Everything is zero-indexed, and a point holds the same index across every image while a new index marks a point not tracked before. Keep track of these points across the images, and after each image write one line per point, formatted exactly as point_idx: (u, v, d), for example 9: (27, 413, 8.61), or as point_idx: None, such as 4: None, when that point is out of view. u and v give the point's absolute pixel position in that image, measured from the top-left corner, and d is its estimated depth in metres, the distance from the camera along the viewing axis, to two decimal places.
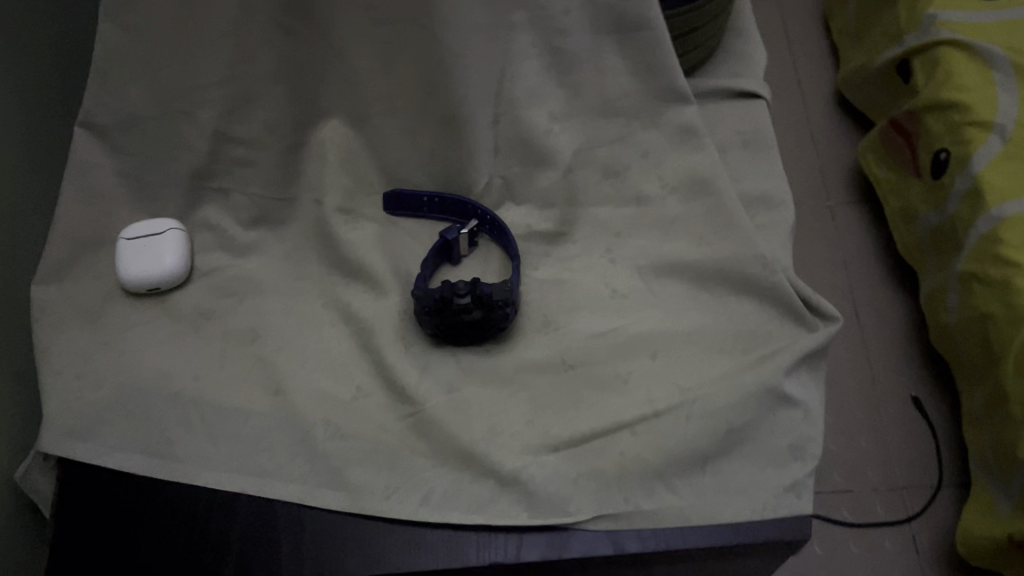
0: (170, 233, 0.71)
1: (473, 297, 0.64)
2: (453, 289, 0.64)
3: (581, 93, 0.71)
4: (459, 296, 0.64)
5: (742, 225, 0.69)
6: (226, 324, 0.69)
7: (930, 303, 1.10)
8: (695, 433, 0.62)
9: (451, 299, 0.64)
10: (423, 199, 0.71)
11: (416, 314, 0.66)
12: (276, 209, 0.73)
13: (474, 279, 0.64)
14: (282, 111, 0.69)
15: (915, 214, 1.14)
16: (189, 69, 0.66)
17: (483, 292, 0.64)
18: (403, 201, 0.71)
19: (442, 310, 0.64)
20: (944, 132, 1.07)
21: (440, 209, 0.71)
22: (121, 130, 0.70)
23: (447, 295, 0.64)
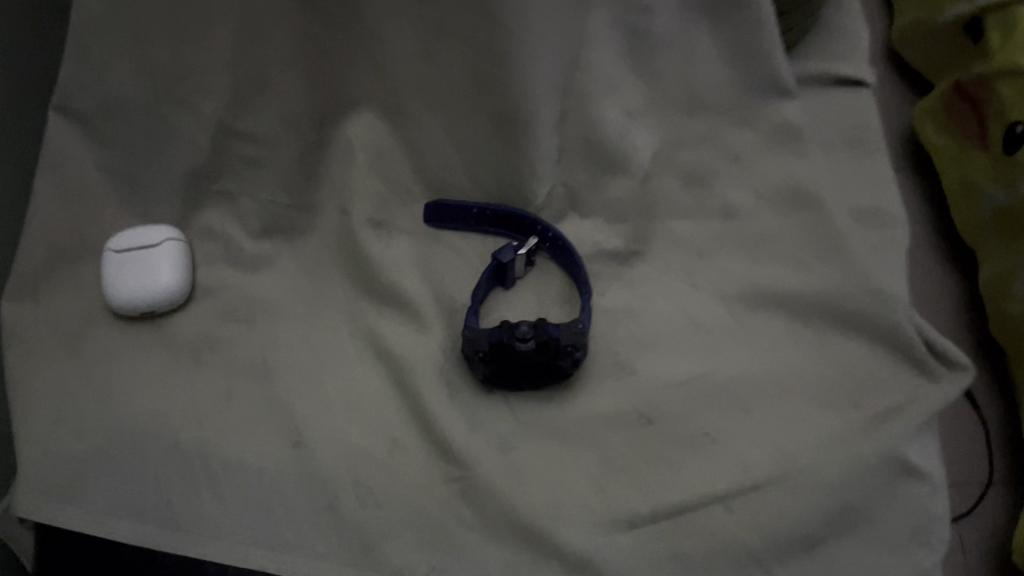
0: (167, 243, 0.59)
1: (536, 340, 0.53)
2: (511, 331, 0.53)
3: (663, 82, 0.59)
4: (519, 340, 0.52)
5: (853, 251, 0.58)
6: (234, 355, 0.58)
7: (992, 294, 0.81)
8: (804, 510, 0.51)
9: (510, 343, 0.52)
10: (472, 211, 0.59)
11: (465, 359, 0.54)
12: (293, 216, 0.61)
13: (540, 319, 0.53)
14: (300, 100, 0.57)
15: (975, 189, 0.84)
16: (186, 48, 0.54)
17: (549, 336, 0.53)
18: (447, 213, 0.59)
19: (498, 356, 0.53)
20: (1015, 99, 0.78)
21: (491, 220, 0.60)
22: (106, 117, 0.57)
23: (505, 338, 0.53)
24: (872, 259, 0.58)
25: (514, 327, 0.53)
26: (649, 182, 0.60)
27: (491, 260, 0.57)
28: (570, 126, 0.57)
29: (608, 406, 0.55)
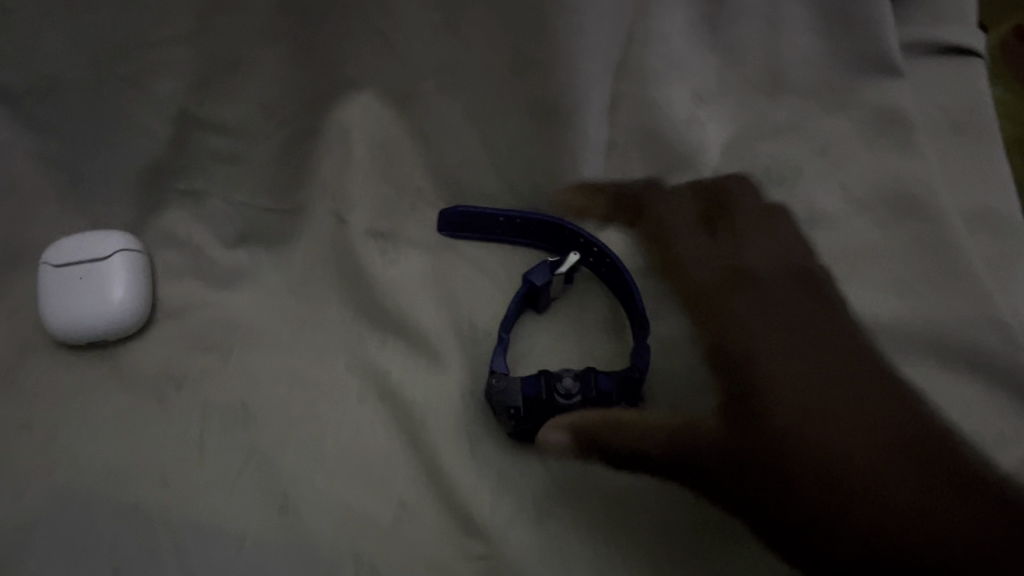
0: (121, 253, 0.48)
1: (581, 396, 0.44)
2: (551, 386, 0.44)
3: (742, 62, 0.49)
4: (558, 396, 0.44)
5: (975, 274, 0.46)
6: (205, 394, 0.47)
7: None
8: None
9: (550, 398, 0.44)
10: (498, 220, 0.50)
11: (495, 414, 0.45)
12: (275, 221, 0.50)
13: (588, 369, 0.44)
14: (283, 85, 0.45)
15: None
16: (134, 14, 0.42)
17: (598, 391, 0.44)
18: (468, 221, 0.50)
19: (536, 413, 0.44)
20: None
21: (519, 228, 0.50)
22: (37, 99, 0.45)
23: (543, 393, 0.44)
24: (999, 282, 0.46)
25: (553, 379, 0.44)
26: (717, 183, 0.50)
27: (522, 281, 0.48)
28: (622, 112, 0.48)
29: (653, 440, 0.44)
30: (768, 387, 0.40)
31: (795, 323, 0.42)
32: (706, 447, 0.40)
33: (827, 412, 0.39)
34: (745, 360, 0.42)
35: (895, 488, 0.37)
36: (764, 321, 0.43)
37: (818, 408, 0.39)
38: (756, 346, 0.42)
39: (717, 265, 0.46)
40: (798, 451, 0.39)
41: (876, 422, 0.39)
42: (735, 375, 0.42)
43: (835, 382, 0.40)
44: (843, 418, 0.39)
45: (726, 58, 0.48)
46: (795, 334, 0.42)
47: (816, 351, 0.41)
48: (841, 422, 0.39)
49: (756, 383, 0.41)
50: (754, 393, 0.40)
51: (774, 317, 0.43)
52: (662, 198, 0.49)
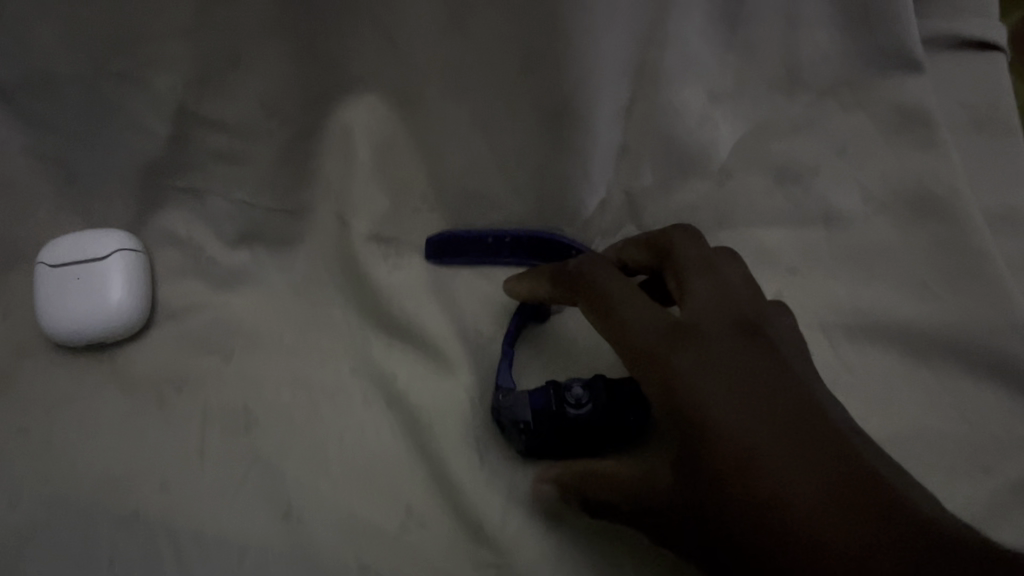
0: (121, 253, 0.46)
1: (593, 406, 0.42)
2: (561, 398, 0.42)
3: (758, 60, 0.47)
4: (570, 408, 0.42)
5: (996, 277, 0.45)
6: (206, 399, 0.46)
7: None
8: None
9: (561, 410, 0.42)
10: (487, 240, 0.49)
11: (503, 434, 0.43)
12: (276, 221, 0.49)
13: (597, 377, 0.43)
14: (286, 84, 0.44)
15: None
16: (131, 8, 0.41)
17: (610, 398, 0.42)
18: (457, 244, 0.49)
19: (548, 427, 0.42)
20: None
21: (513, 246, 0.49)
22: (31, 95, 0.44)
23: (553, 405, 0.42)
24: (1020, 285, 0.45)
25: (560, 390, 0.43)
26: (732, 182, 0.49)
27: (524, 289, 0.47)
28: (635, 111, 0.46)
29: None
30: (714, 450, 0.34)
31: (747, 378, 0.35)
32: (664, 507, 0.37)
33: (786, 482, 0.32)
34: (695, 423, 0.35)
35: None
36: (713, 378, 0.35)
37: (766, 480, 0.32)
38: (696, 401, 0.35)
39: (651, 315, 0.38)
40: (761, 529, 0.32)
41: (831, 481, 0.32)
42: (684, 442, 0.35)
43: (784, 440, 0.33)
44: (793, 482, 0.32)
45: (743, 56, 0.47)
46: (745, 389, 0.35)
47: (757, 406, 0.34)
48: (801, 491, 0.32)
49: (703, 450, 0.34)
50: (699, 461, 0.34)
51: (725, 375, 0.35)
52: (590, 260, 0.42)
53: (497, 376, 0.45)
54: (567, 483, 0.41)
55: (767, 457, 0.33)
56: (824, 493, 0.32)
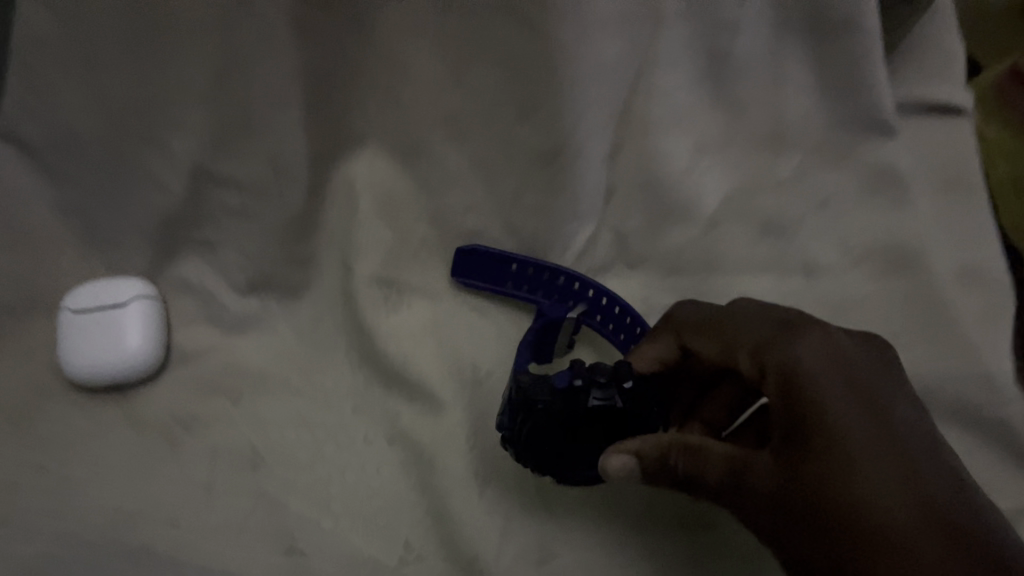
0: (141, 300, 0.49)
1: (617, 404, 0.41)
2: (589, 381, 0.41)
3: (741, 119, 0.51)
4: (591, 396, 0.41)
5: (961, 327, 0.48)
6: (215, 439, 0.48)
7: None
8: None
9: (583, 390, 0.41)
10: (510, 266, 0.51)
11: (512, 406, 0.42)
12: (284, 271, 0.52)
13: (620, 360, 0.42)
14: (297, 142, 0.47)
15: None
16: (155, 77, 0.44)
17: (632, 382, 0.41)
18: (474, 264, 0.51)
19: (566, 410, 0.41)
20: None
21: (526, 281, 0.52)
22: (60, 153, 0.47)
23: (576, 386, 0.41)
24: (982, 336, 0.48)
25: (591, 373, 0.42)
26: (716, 231, 0.52)
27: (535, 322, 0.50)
28: (624, 167, 0.50)
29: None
30: (829, 443, 0.35)
31: (868, 392, 0.37)
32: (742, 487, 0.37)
33: (891, 479, 0.34)
34: (813, 406, 0.36)
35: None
36: (836, 380, 0.37)
37: (873, 470, 0.34)
38: (818, 396, 0.36)
39: (767, 320, 0.41)
40: (842, 509, 0.34)
41: (933, 491, 0.34)
42: (791, 421, 0.37)
43: (892, 448, 0.35)
44: (893, 494, 0.34)
45: (728, 115, 0.50)
46: (867, 397, 0.37)
47: (877, 411, 0.36)
48: (902, 492, 0.34)
49: (813, 434, 0.36)
50: (805, 439, 0.36)
51: (846, 382, 0.37)
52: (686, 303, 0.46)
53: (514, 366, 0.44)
54: (650, 465, 0.39)
55: (874, 464, 0.35)
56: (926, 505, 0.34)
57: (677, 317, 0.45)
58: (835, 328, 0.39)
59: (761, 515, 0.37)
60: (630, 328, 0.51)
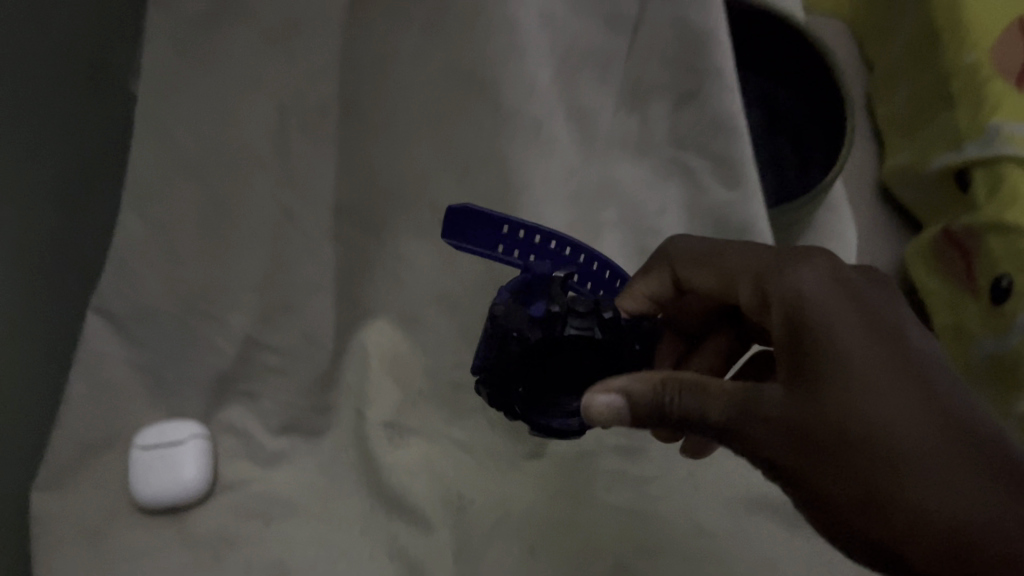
0: (196, 438, 0.62)
1: (593, 330, 0.49)
2: (567, 313, 0.49)
3: None
4: (570, 325, 0.49)
5: None
6: (251, 556, 0.60)
7: None
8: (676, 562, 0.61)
9: (558, 322, 0.49)
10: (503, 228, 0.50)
11: (499, 346, 0.50)
12: (310, 416, 0.65)
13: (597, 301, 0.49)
14: (326, 316, 0.62)
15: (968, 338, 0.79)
16: (220, 268, 0.59)
17: (605, 316, 0.49)
18: (468, 223, 0.50)
19: (542, 340, 0.49)
20: (1005, 256, 0.74)
21: (517, 246, 0.51)
22: (139, 324, 0.60)
23: (551, 320, 0.49)
24: None
25: (569, 304, 0.49)
26: None
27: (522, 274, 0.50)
28: None
29: (563, 571, 0.60)
30: (851, 377, 0.39)
31: (881, 319, 0.41)
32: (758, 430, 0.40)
33: (906, 403, 0.38)
34: (824, 342, 0.40)
35: (957, 495, 0.36)
36: (848, 311, 0.40)
37: (893, 404, 0.38)
38: (832, 334, 0.40)
39: (768, 258, 0.46)
40: (869, 445, 0.38)
41: (951, 416, 0.38)
42: (801, 358, 0.40)
43: (910, 376, 0.39)
44: (911, 424, 0.38)
45: None
46: (878, 326, 0.40)
47: (884, 338, 0.40)
48: (912, 421, 0.38)
49: (831, 368, 0.39)
50: (819, 371, 0.39)
51: (860, 312, 0.41)
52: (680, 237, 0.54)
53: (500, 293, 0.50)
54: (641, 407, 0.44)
55: (898, 395, 0.38)
56: (946, 430, 0.38)
57: (670, 254, 0.54)
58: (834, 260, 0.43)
59: (773, 448, 0.40)
60: (611, 283, 0.57)
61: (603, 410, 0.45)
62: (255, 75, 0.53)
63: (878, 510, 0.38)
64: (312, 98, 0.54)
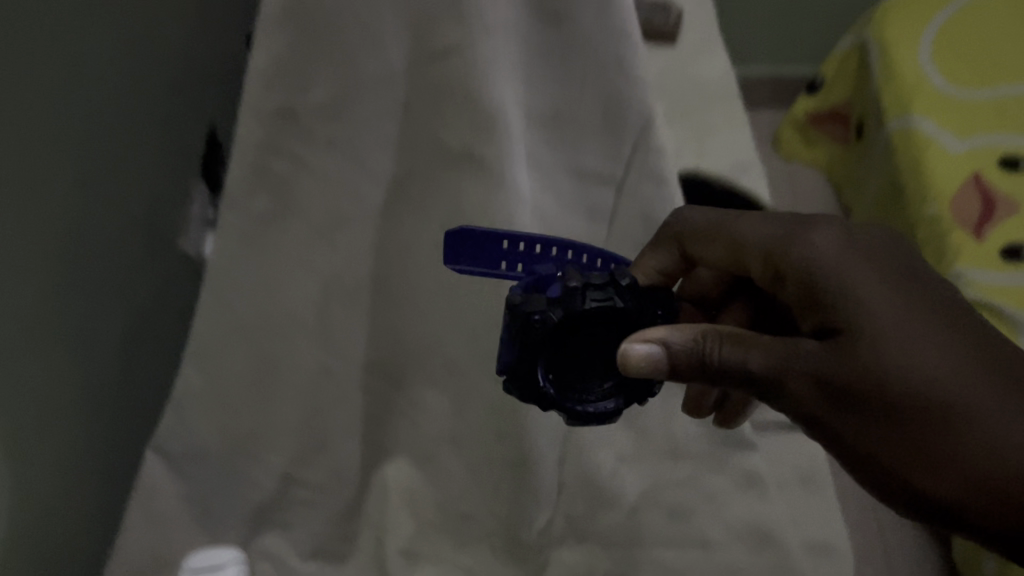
0: (235, 562, 0.72)
1: (613, 300, 0.51)
2: (585, 287, 0.50)
3: (651, 436, 0.74)
4: (590, 298, 0.50)
5: None
6: None
7: None
8: None
9: (577, 295, 0.50)
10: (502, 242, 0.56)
11: (518, 334, 0.50)
12: (335, 543, 0.75)
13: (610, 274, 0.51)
14: (353, 455, 0.73)
15: None
16: (263, 415, 0.69)
17: (622, 280, 0.51)
18: (469, 242, 0.56)
19: (567, 320, 0.50)
20: None
21: (519, 261, 0.56)
22: (190, 461, 0.70)
23: (568, 296, 0.50)
24: None
25: (585, 280, 0.51)
26: (636, 515, 0.74)
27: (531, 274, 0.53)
28: (569, 469, 0.73)
29: None
30: (885, 329, 0.52)
31: (889, 275, 0.55)
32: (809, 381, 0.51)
33: (926, 347, 0.52)
34: (858, 304, 0.53)
35: (982, 408, 0.52)
36: (868, 275, 0.54)
37: (921, 347, 0.52)
38: (861, 297, 0.53)
39: (773, 234, 0.59)
40: (910, 383, 0.51)
41: (957, 348, 0.53)
42: (843, 319, 0.53)
43: (923, 322, 0.53)
44: (936, 359, 0.52)
45: (640, 433, 0.74)
46: (890, 283, 0.55)
47: (899, 294, 0.54)
48: (935, 358, 0.52)
49: (867, 322, 0.52)
50: (859, 331, 0.52)
51: (875, 275, 0.55)
52: (688, 216, 0.62)
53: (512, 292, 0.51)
54: (680, 360, 0.51)
55: (922, 337, 0.52)
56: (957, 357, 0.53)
57: (680, 232, 0.62)
58: (839, 228, 0.57)
59: (827, 393, 0.51)
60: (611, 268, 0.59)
61: (641, 361, 0.50)
62: (305, 262, 0.63)
63: (921, 431, 0.51)
64: (348, 278, 0.65)
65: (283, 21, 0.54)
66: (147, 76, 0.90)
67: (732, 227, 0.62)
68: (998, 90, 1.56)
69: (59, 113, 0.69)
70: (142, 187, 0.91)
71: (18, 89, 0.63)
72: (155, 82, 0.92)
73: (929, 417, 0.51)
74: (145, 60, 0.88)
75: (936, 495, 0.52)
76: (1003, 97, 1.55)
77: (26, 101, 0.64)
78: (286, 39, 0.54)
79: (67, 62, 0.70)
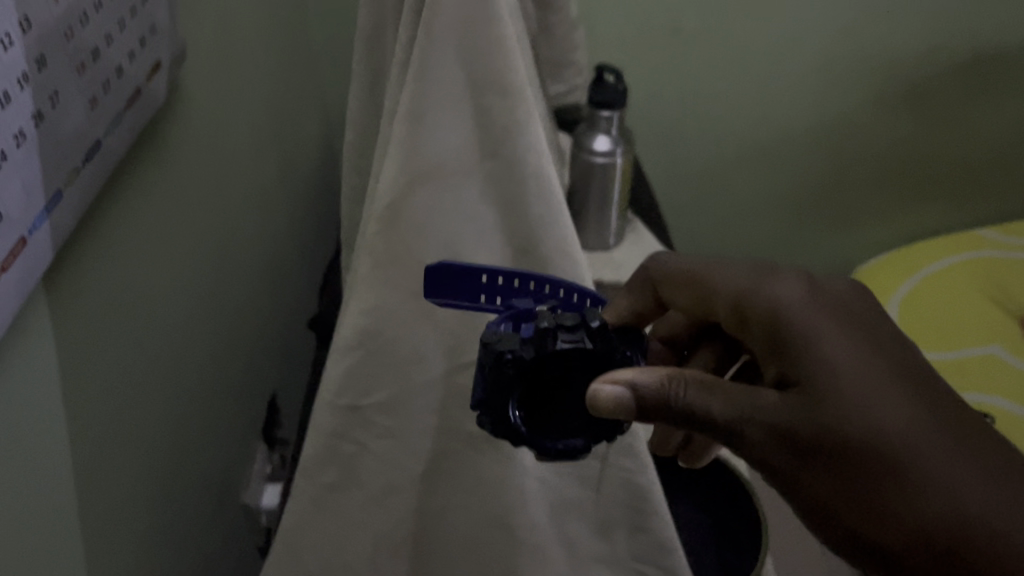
0: None
1: (580, 341, 0.61)
2: (557, 329, 0.61)
3: None
4: (561, 339, 0.61)
5: None
6: None
7: None
8: None
9: (546, 337, 0.60)
10: (478, 273, 0.68)
11: (491, 367, 0.60)
12: None
13: (578, 315, 0.62)
14: None
15: None
16: None
17: (593, 325, 0.62)
18: (449, 274, 0.68)
19: (538, 357, 0.60)
20: None
21: (495, 292, 0.68)
22: None
23: (538, 338, 0.60)
24: None
25: (558, 322, 0.61)
26: None
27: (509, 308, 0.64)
28: None
29: None
30: (848, 387, 0.65)
31: (855, 337, 0.68)
32: (777, 425, 0.65)
33: (884, 407, 0.64)
34: (824, 361, 0.66)
35: (933, 467, 0.64)
36: (833, 336, 0.67)
37: (878, 405, 0.64)
38: (827, 353, 0.66)
39: (742, 286, 0.74)
40: (869, 436, 0.64)
41: (911, 405, 0.65)
42: (810, 374, 0.66)
43: (883, 381, 0.66)
44: (894, 419, 0.64)
45: None
46: (852, 342, 0.67)
47: (860, 354, 0.67)
48: (891, 415, 0.64)
49: (830, 379, 0.65)
50: (821, 388, 0.65)
51: (839, 335, 0.68)
52: (661, 266, 0.84)
53: (489, 326, 0.62)
54: (643, 396, 0.62)
55: (882, 399, 0.65)
56: (913, 417, 0.65)
57: (653, 272, 0.84)
58: (800, 285, 0.71)
59: (789, 437, 0.65)
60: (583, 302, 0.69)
61: (606, 399, 0.61)
62: (361, 522, 0.81)
63: (878, 481, 0.64)
64: (393, 533, 0.82)
65: (352, 347, 0.75)
66: (220, 357, 1.10)
67: (698, 275, 0.80)
68: (960, 352, 1.73)
69: (148, 400, 0.91)
70: (213, 450, 1.10)
71: (119, 388, 0.84)
72: (226, 363, 1.13)
73: (885, 471, 0.63)
74: (217, 345, 1.09)
75: (880, 539, 0.65)
76: (964, 355, 1.72)
77: (117, 395, 0.84)
78: (354, 359, 0.75)
79: (156, 359, 0.92)
